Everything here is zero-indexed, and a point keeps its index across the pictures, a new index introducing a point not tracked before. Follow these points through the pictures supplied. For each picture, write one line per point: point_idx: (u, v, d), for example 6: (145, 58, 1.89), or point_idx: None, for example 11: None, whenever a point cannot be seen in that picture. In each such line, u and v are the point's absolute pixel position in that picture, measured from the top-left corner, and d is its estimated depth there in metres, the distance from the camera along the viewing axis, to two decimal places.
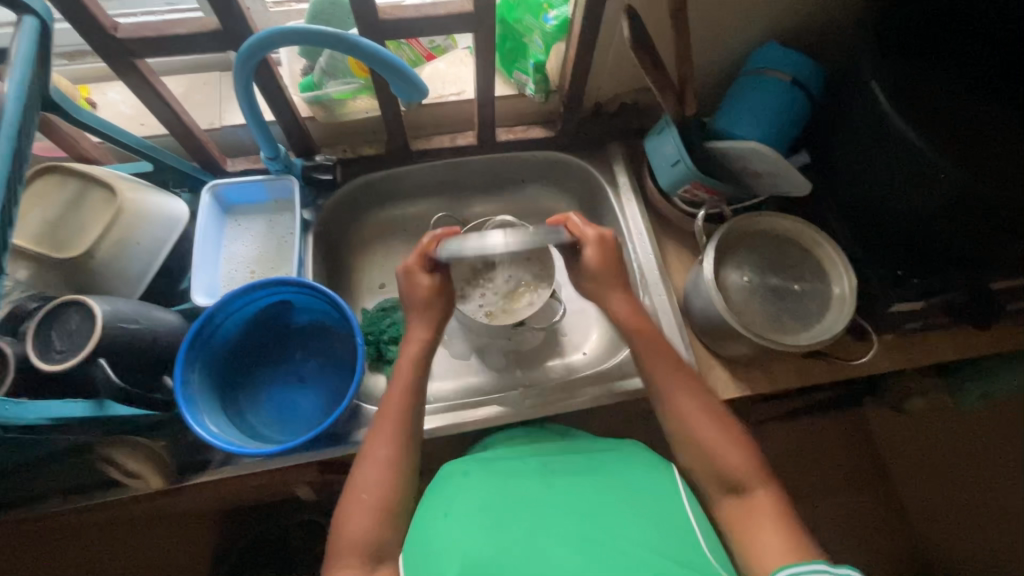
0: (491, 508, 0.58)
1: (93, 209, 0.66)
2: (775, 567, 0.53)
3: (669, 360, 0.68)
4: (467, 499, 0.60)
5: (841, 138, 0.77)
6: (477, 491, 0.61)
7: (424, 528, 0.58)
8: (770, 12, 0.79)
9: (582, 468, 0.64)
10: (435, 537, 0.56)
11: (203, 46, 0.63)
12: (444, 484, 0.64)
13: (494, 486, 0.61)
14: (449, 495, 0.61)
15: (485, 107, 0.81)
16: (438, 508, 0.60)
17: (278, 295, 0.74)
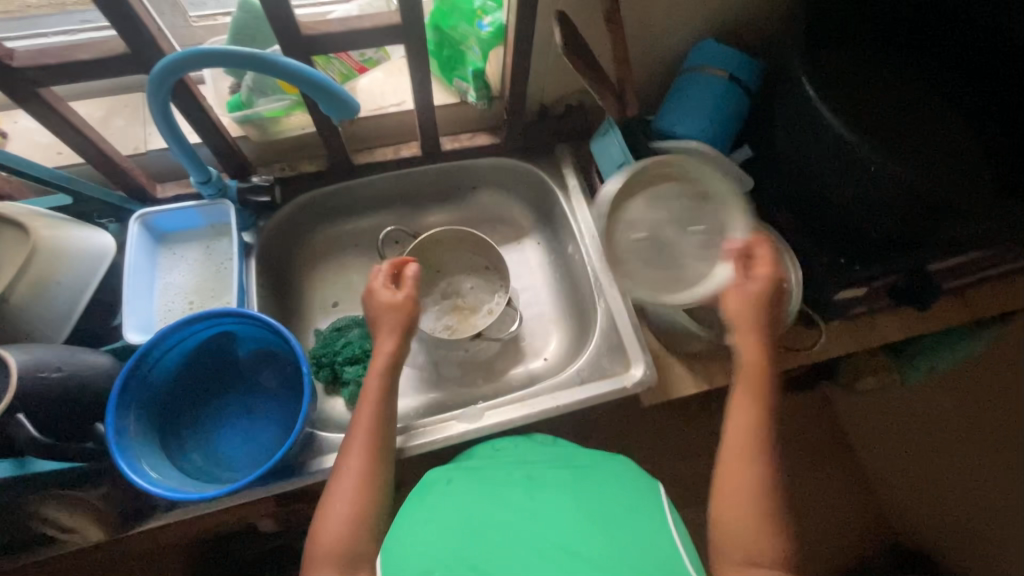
0: (474, 510, 0.56)
1: (4, 250, 0.62)
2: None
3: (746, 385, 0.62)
4: (449, 507, 0.57)
5: (778, 134, 0.77)
6: (459, 499, 0.58)
7: (404, 530, 0.56)
8: (703, 10, 0.79)
9: (553, 472, 0.63)
10: (416, 539, 0.54)
11: (112, 70, 0.59)
12: (429, 491, 0.62)
13: (477, 491, 0.59)
14: (432, 500, 0.59)
15: (425, 117, 0.79)
16: (420, 512, 0.58)
17: (218, 328, 0.70)
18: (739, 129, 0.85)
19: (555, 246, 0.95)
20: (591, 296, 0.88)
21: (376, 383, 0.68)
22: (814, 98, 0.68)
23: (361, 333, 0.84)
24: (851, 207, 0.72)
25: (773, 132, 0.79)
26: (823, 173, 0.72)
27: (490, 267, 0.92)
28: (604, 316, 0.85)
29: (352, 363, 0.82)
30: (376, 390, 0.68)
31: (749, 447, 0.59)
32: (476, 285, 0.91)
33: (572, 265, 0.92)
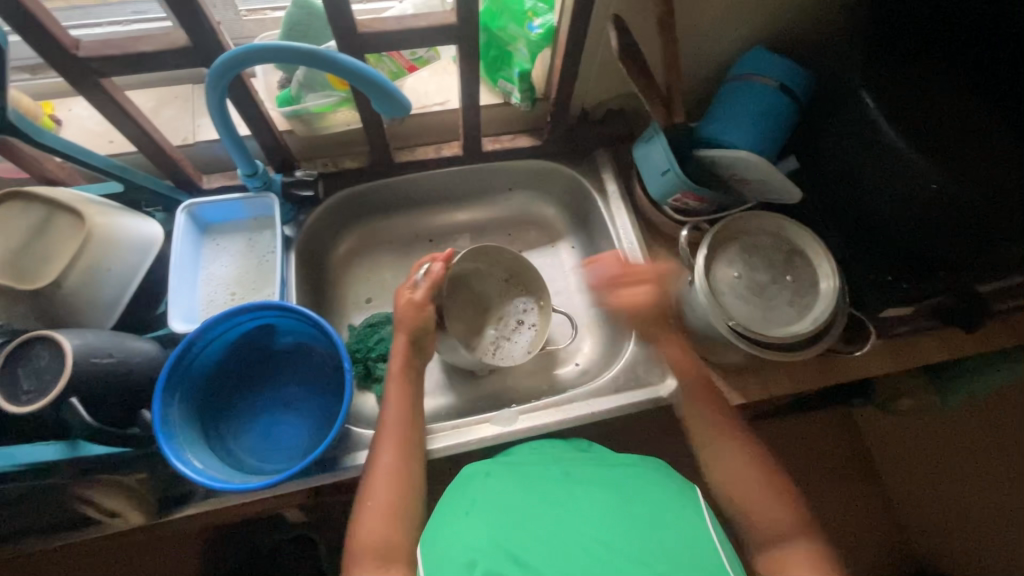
0: (511, 507, 0.56)
1: (59, 235, 0.63)
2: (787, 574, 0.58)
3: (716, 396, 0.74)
4: (488, 499, 0.58)
5: (830, 144, 0.75)
6: (499, 491, 0.59)
7: (444, 524, 0.57)
8: (756, 17, 0.78)
9: (583, 469, 0.62)
10: (456, 533, 0.55)
11: (174, 63, 0.60)
12: (466, 485, 0.62)
13: (515, 487, 0.59)
14: (471, 494, 0.60)
15: (470, 117, 0.79)
16: (460, 506, 0.59)
17: (260, 319, 0.71)
18: (788, 139, 0.83)
19: (590, 250, 0.95)
20: (627, 303, 0.87)
21: (398, 390, 0.69)
22: (875, 110, 0.66)
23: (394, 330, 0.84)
24: (905, 224, 0.70)
25: (824, 143, 0.77)
26: (881, 186, 0.70)
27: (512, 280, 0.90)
28: (639, 324, 0.84)
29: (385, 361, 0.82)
30: (399, 396, 0.68)
31: (733, 440, 0.70)
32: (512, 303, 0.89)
33: None
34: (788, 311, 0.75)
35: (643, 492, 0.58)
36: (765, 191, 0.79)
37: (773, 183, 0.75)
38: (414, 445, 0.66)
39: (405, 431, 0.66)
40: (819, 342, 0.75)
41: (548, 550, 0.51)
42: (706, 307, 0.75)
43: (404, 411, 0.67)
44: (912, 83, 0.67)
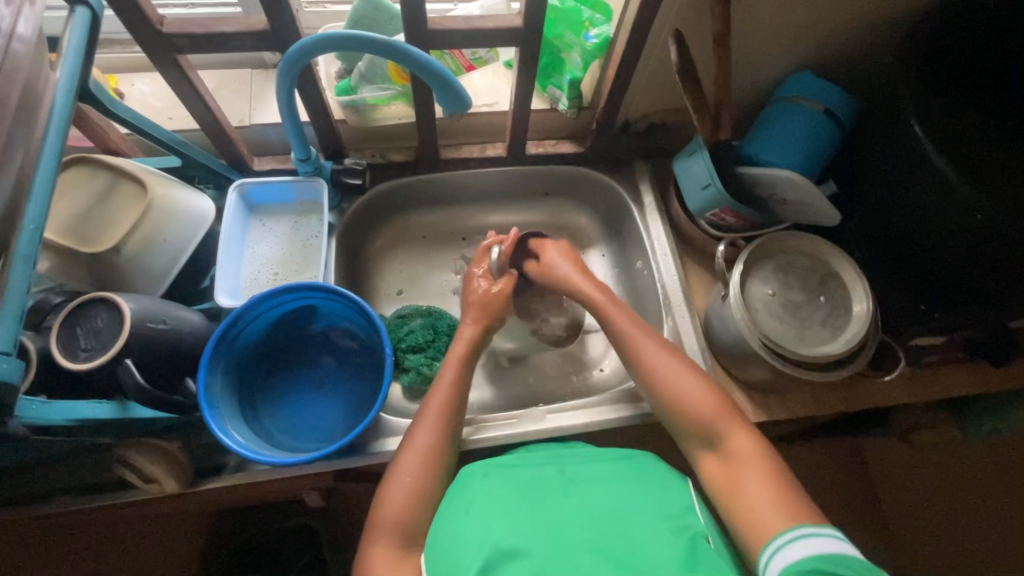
0: (510, 507, 0.55)
1: (122, 203, 0.65)
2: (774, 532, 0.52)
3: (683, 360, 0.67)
4: (490, 495, 0.57)
5: (873, 172, 0.76)
6: (500, 489, 0.58)
7: (444, 523, 0.56)
8: (806, 41, 0.80)
9: (607, 469, 0.62)
10: (457, 532, 0.54)
11: (249, 46, 0.63)
12: (466, 485, 0.61)
13: (513, 488, 0.59)
14: (470, 494, 0.59)
15: (520, 119, 0.80)
16: (459, 505, 0.58)
17: (300, 299, 0.73)
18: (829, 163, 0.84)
19: (621, 260, 0.96)
20: (657, 313, 0.88)
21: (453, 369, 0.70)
22: (923, 136, 0.67)
23: (425, 323, 0.84)
24: (943, 249, 0.71)
25: (866, 171, 0.78)
26: (923, 212, 0.71)
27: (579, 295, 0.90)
28: (669, 335, 0.85)
29: (414, 352, 0.83)
30: (451, 376, 0.69)
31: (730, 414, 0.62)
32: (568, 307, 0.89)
33: (638, 281, 0.92)
34: (821, 331, 0.76)
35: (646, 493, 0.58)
36: (803, 212, 0.80)
37: (813, 204, 0.76)
38: (450, 430, 0.66)
39: (450, 411, 0.67)
40: (849, 363, 0.76)
41: (546, 546, 0.51)
42: (739, 322, 0.75)
43: (451, 390, 0.68)
44: (953, 115, 0.70)
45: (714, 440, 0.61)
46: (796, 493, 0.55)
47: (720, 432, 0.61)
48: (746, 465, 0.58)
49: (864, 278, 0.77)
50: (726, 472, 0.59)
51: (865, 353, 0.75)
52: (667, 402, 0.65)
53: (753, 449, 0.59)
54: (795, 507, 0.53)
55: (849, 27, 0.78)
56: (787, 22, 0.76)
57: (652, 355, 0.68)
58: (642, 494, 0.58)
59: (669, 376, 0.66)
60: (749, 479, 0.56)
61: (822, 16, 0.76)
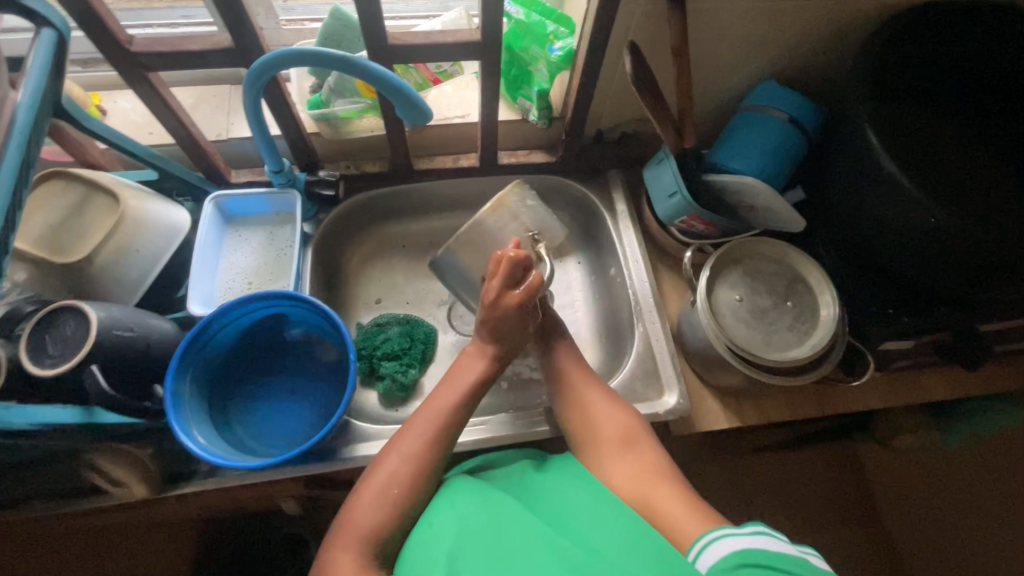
0: (470, 519, 0.55)
1: (95, 214, 0.67)
2: (697, 535, 0.53)
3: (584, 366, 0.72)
4: (454, 511, 0.57)
5: (833, 178, 0.77)
6: (465, 502, 0.58)
7: (416, 536, 0.57)
8: (768, 50, 0.81)
9: (566, 472, 0.62)
10: (422, 546, 0.55)
11: (217, 62, 0.65)
12: (440, 495, 0.61)
13: (477, 494, 0.59)
14: (439, 506, 0.59)
15: (488, 130, 0.82)
16: (430, 516, 0.58)
17: (268, 306, 0.74)
18: (796, 170, 0.84)
19: (597, 267, 0.97)
20: (629, 320, 0.88)
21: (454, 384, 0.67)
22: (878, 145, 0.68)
23: (401, 331, 0.85)
24: (903, 256, 0.71)
25: (827, 178, 0.79)
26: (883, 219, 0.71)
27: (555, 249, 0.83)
28: (640, 340, 0.85)
29: (390, 359, 0.84)
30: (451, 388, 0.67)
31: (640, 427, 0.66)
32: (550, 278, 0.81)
33: (613, 288, 0.93)
34: (788, 335, 0.76)
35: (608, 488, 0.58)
36: (770, 218, 0.81)
37: (778, 210, 0.77)
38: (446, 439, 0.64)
39: (446, 424, 0.64)
40: (815, 365, 0.76)
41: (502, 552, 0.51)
42: (706, 327, 0.76)
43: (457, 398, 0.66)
44: (908, 123, 0.71)
45: (624, 447, 0.64)
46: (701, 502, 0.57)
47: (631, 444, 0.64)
48: (649, 474, 0.61)
49: (830, 282, 0.78)
50: (638, 480, 0.61)
51: (833, 356, 0.75)
52: (578, 423, 0.68)
53: (652, 458, 0.63)
54: (705, 512, 0.56)
55: (810, 36, 0.80)
56: (747, 33, 0.77)
57: (578, 381, 0.70)
58: (606, 494, 0.57)
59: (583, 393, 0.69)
60: (657, 490, 0.59)
61: (782, 26, 0.77)
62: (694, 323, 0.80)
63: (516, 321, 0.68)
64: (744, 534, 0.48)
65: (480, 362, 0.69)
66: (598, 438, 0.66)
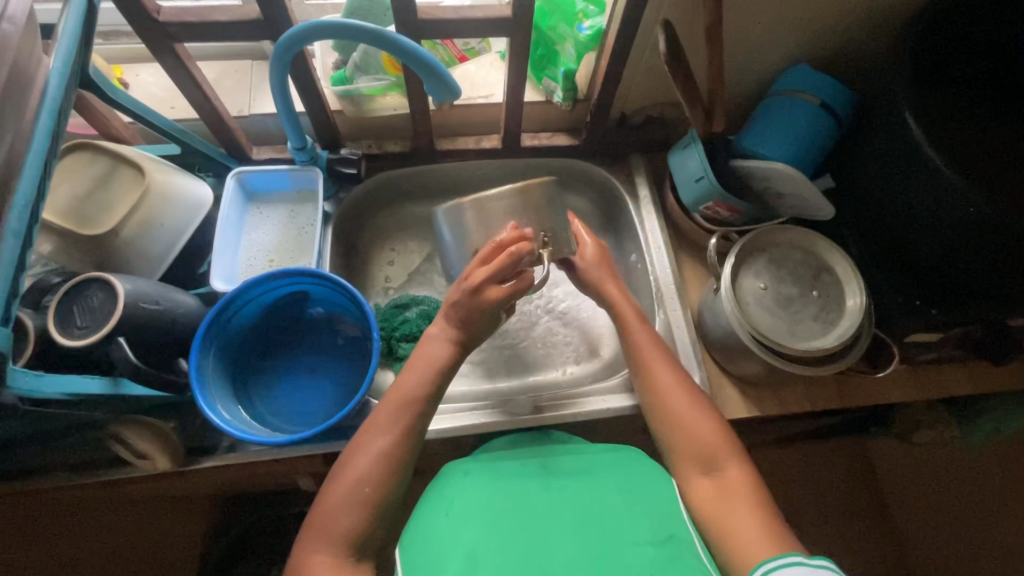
0: (489, 514, 0.55)
1: (120, 187, 0.67)
2: (758, 562, 0.50)
3: (669, 362, 0.67)
4: (468, 502, 0.56)
5: (865, 165, 0.76)
6: (477, 494, 0.57)
7: (421, 527, 0.55)
8: (802, 33, 0.79)
9: (587, 460, 0.62)
10: (436, 536, 0.53)
11: (242, 33, 0.64)
12: (443, 485, 0.60)
13: (491, 484, 0.58)
14: (447, 496, 0.58)
15: (513, 111, 0.81)
16: (438, 506, 0.57)
17: (289, 284, 0.74)
18: (825, 157, 0.83)
19: (616, 253, 0.95)
20: (650, 306, 0.87)
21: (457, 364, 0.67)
22: (918, 132, 0.66)
23: (419, 313, 0.84)
24: (939, 247, 0.70)
25: (858, 166, 0.77)
26: (919, 209, 0.70)
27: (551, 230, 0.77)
28: (660, 327, 0.85)
29: (408, 340, 0.83)
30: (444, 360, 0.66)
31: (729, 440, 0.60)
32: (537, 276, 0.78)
33: (633, 274, 0.92)
34: (813, 325, 0.75)
35: (622, 482, 0.58)
36: (798, 206, 0.79)
37: (807, 198, 0.76)
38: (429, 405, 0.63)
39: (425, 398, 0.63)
40: (838, 355, 0.76)
41: (517, 558, 0.51)
42: (730, 315, 0.75)
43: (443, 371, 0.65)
44: (948, 109, 0.69)
45: (708, 462, 0.59)
46: (780, 530, 0.52)
47: (717, 459, 0.59)
48: (731, 494, 0.56)
49: (857, 272, 0.77)
50: (716, 496, 0.57)
51: (858, 346, 0.74)
52: (663, 427, 0.64)
53: (741, 480, 0.57)
54: (778, 538, 0.52)
55: (846, 18, 0.78)
56: (781, 15, 0.75)
57: (657, 372, 0.66)
58: (620, 487, 0.58)
59: (667, 392, 0.64)
60: (734, 511, 0.55)
61: (818, 6, 0.75)
62: (715, 310, 0.79)
63: (488, 318, 0.67)
64: (815, 567, 0.45)
65: (441, 348, 0.66)
66: (681, 445, 0.61)
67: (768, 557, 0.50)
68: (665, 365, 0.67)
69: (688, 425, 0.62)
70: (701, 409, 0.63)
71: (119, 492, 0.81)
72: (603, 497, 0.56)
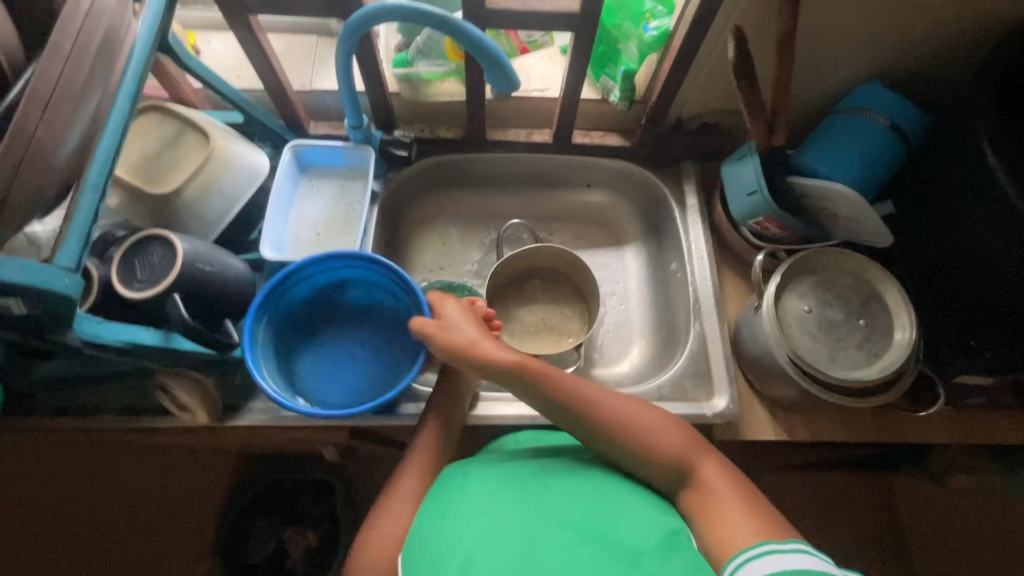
0: (483, 507, 0.53)
1: (186, 150, 0.70)
2: (741, 551, 0.50)
3: (602, 388, 0.64)
4: (465, 498, 0.55)
5: (934, 193, 0.74)
6: (475, 491, 0.56)
7: (422, 531, 0.54)
8: (878, 49, 0.76)
9: (588, 468, 0.60)
10: (433, 538, 0.51)
11: (315, 10, 0.66)
12: (445, 488, 0.59)
13: (490, 486, 0.57)
14: (446, 499, 0.56)
15: (568, 106, 0.81)
16: (436, 509, 0.56)
17: (338, 266, 0.76)
18: (889, 181, 0.79)
19: (656, 259, 0.94)
20: (685, 317, 0.86)
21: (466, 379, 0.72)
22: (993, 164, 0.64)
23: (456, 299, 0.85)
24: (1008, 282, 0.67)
25: (927, 193, 0.76)
26: (990, 243, 0.67)
27: (573, 284, 0.89)
28: (695, 339, 0.83)
29: None
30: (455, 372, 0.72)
31: (704, 454, 0.59)
32: (566, 312, 0.88)
33: (670, 283, 0.90)
34: (856, 354, 0.73)
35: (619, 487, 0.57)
36: (854, 230, 0.76)
37: (866, 223, 0.72)
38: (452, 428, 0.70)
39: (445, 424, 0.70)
40: (880, 388, 0.73)
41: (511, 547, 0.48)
42: (769, 334, 0.73)
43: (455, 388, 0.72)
44: None
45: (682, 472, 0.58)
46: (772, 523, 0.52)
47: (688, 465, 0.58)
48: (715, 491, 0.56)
49: (909, 303, 0.74)
50: (698, 499, 0.56)
51: (904, 382, 0.71)
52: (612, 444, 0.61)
53: (716, 477, 0.57)
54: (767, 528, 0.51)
55: (928, 37, 0.74)
56: (859, 28, 0.72)
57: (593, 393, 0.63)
58: (618, 491, 0.56)
59: (606, 411, 0.61)
60: (720, 506, 0.54)
61: (899, 23, 0.72)
62: (754, 329, 0.77)
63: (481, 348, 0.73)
64: (790, 550, 0.47)
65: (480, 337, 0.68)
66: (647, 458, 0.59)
67: (751, 546, 0.50)
68: (599, 388, 0.63)
69: (642, 437, 0.59)
70: (653, 419, 0.61)
71: (155, 437, 0.85)
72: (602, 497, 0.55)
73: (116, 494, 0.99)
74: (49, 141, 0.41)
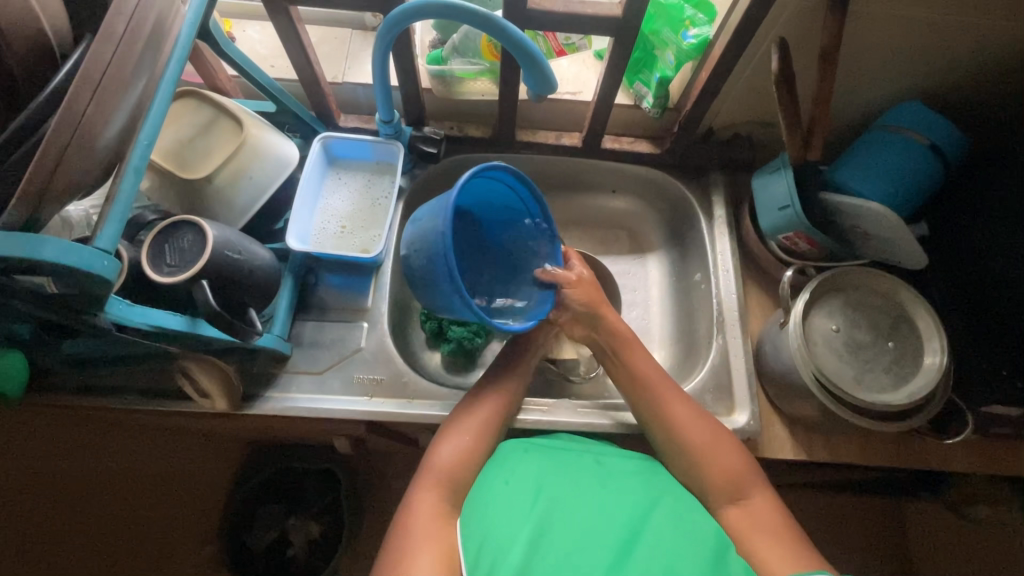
0: (546, 487, 0.59)
1: (220, 137, 0.70)
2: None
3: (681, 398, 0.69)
4: (525, 474, 0.61)
5: (971, 219, 0.77)
6: (535, 469, 0.62)
7: (483, 494, 0.60)
8: (921, 67, 0.74)
9: (644, 462, 0.66)
10: (497, 504, 0.58)
11: (356, 3, 0.66)
12: (504, 457, 0.65)
13: (552, 468, 0.62)
14: (509, 465, 0.63)
15: (600, 111, 0.80)
16: (498, 475, 0.62)
17: (508, 196, 0.73)
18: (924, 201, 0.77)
19: (679, 269, 0.92)
20: (707, 330, 0.85)
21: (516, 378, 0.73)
22: None
23: None
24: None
25: (968, 216, 0.77)
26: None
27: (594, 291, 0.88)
28: (717, 353, 0.81)
29: (459, 324, 0.84)
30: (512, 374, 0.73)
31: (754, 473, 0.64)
32: None
33: (693, 295, 0.89)
34: (883, 377, 0.71)
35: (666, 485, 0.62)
36: (887, 251, 0.75)
37: (901, 243, 0.71)
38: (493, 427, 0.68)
39: (491, 421, 0.69)
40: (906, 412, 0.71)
41: (570, 536, 0.54)
42: (795, 352, 0.72)
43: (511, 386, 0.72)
44: None
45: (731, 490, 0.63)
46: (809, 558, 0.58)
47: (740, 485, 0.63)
48: (760, 517, 0.61)
49: (941, 329, 0.72)
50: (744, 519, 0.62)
51: (930, 409, 0.69)
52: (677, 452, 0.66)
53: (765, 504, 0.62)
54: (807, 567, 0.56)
55: (973, 57, 0.72)
56: (903, 45, 0.71)
57: (673, 405, 0.68)
58: (663, 490, 0.61)
59: (683, 423, 0.67)
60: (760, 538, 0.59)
61: (945, 41, 0.70)
62: (779, 345, 0.76)
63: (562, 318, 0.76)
64: None
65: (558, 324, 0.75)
66: (710, 474, 0.64)
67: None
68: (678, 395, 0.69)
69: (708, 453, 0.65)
70: (713, 434, 0.66)
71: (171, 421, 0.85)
72: (652, 494, 0.60)
73: (127, 474, 1.00)
74: (98, 123, 0.41)
